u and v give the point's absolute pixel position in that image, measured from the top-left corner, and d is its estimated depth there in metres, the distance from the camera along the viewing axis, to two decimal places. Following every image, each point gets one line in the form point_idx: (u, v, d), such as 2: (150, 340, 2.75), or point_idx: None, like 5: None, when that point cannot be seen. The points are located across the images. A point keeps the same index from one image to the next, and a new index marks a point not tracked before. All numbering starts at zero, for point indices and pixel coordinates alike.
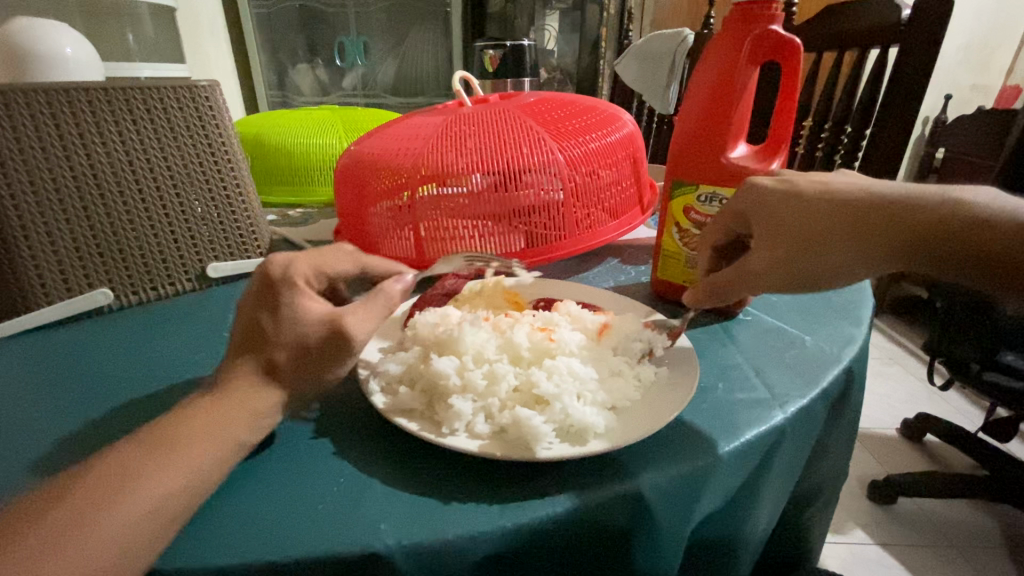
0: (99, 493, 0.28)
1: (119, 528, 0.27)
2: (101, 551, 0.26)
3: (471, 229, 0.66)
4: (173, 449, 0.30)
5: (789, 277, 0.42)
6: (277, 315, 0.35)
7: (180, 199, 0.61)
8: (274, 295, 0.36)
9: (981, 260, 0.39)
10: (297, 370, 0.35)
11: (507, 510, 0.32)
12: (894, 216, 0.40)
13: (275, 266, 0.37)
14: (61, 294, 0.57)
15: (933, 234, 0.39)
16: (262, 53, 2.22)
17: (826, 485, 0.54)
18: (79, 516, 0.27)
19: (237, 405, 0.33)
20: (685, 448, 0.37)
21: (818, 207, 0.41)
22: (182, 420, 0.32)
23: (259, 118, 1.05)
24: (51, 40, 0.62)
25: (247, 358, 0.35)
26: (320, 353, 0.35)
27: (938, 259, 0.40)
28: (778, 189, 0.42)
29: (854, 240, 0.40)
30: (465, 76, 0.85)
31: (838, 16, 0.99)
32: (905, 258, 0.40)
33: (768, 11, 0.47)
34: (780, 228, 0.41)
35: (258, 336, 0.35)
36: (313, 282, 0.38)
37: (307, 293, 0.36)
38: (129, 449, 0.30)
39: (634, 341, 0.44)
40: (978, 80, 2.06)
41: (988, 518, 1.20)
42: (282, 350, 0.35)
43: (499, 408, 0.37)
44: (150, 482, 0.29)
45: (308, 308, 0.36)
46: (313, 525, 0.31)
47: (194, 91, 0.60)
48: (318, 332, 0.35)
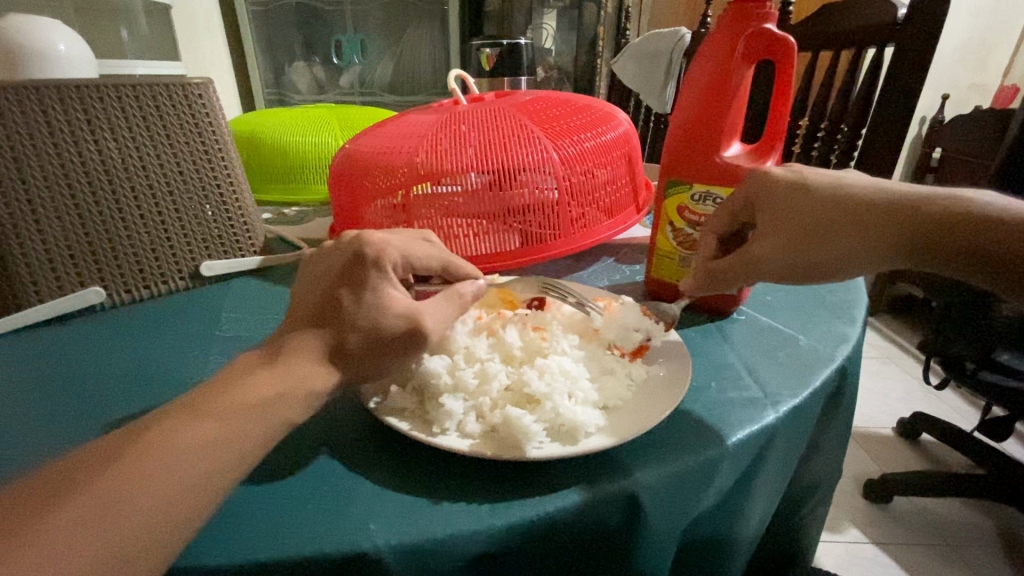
0: (133, 469, 0.27)
1: (149, 511, 0.26)
2: (137, 528, 0.26)
3: (465, 227, 0.66)
4: (214, 426, 0.29)
5: (793, 266, 0.42)
6: (360, 298, 0.35)
7: (173, 197, 0.61)
8: (362, 277, 0.36)
9: (989, 261, 0.39)
10: (360, 359, 0.35)
11: (498, 510, 0.32)
12: (902, 212, 0.40)
13: (371, 249, 0.37)
14: (52, 292, 0.57)
15: (941, 232, 0.39)
16: (259, 51, 2.22)
17: (819, 485, 0.54)
18: (113, 494, 0.26)
19: (295, 380, 0.32)
20: (678, 448, 0.37)
21: (826, 199, 0.41)
22: (227, 394, 0.31)
23: (255, 116, 1.05)
24: (44, 37, 0.61)
25: (320, 334, 0.34)
26: (390, 346, 0.35)
27: (947, 259, 0.40)
28: (788, 180, 0.43)
29: (861, 233, 0.40)
30: (462, 76, 0.84)
31: (834, 16, 0.99)
32: (913, 256, 0.40)
33: (762, 10, 0.47)
34: (787, 217, 0.42)
35: (335, 315, 0.35)
36: (398, 269, 0.38)
37: (394, 283, 0.37)
38: (169, 421, 0.29)
39: (634, 331, 0.45)
40: (976, 80, 2.06)
41: (982, 517, 1.21)
42: (354, 333, 0.34)
43: (490, 407, 0.37)
44: (187, 463, 0.28)
45: (392, 296, 0.36)
46: (302, 525, 0.31)
47: (187, 88, 0.59)
48: (396, 324, 0.35)
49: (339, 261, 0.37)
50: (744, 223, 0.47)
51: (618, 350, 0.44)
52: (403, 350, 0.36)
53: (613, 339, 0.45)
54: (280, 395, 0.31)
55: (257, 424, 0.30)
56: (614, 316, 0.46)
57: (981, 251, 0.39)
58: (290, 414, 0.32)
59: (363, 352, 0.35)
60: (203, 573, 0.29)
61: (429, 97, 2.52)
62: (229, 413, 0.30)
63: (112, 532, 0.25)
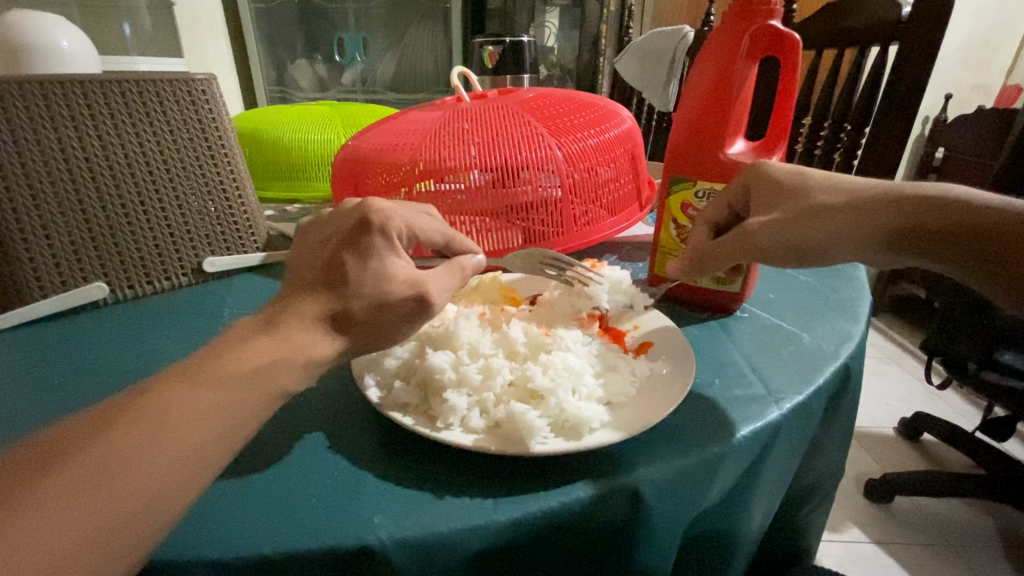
0: (123, 437, 0.26)
1: (142, 482, 0.26)
2: (131, 498, 0.25)
3: (470, 224, 0.66)
4: (205, 396, 0.29)
5: (780, 246, 0.43)
6: (365, 265, 0.36)
7: (176, 193, 0.61)
8: (369, 244, 0.36)
9: (987, 253, 0.37)
10: (363, 325, 0.35)
11: (501, 505, 0.32)
12: (893, 199, 0.40)
13: (376, 216, 0.38)
14: (55, 287, 0.57)
15: (933, 219, 0.39)
16: (262, 48, 2.22)
17: (822, 483, 0.54)
18: (98, 466, 0.25)
19: (292, 348, 0.32)
20: (682, 445, 0.36)
21: (821, 185, 0.43)
22: (220, 361, 0.31)
23: (258, 113, 1.05)
24: (48, 33, 0.61)
25: (323, 295, 0.35)
26: (395, 314, 0.36)
27: (939, 247, 0.39)
28: (785, 172, 0.44)
29: (850, 216, 0.41)
30: (464, 72, 0.82)
31: (839, 14, 0.98)
32: (902, 242, 0.40)
33: (767, 6, 0.46)
34: (779, 203, 0.43)
35: (339, 278, 0.35)
36: (401, 238, 0.40)
37: (398, 252, 0.38)
38: (159, 390, 0.29)
39: (619, 297, 0.50)
40: (978, 79, 2.06)
41: (983, 517, 1.20)
42: (362, 301, 0.35)
43: (494, 402, 0.37)
44: (179, 431, 0.27)
45: (397, 264, 0.37)
46: (306, 520, 0.31)
47: (191, 84, 0.59)
48: (401, 291, 0.36)
49: (344, 226, 0.38)
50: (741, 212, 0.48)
51: (620, 346, 0.45)
52: (408, 319, 0.36)
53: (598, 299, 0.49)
54: (275, 361, 0.31)
55: (250, 393, 0.30)
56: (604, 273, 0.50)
57: (975, 241, 0.38)
58: (283, 381, 0.31)
59: (371, 325, 0.35)
60: (208, 567, 0.29)
61: (431, 95, 2.51)
62: (220, 382, 0.29)
63: (102, 503, 0.25)
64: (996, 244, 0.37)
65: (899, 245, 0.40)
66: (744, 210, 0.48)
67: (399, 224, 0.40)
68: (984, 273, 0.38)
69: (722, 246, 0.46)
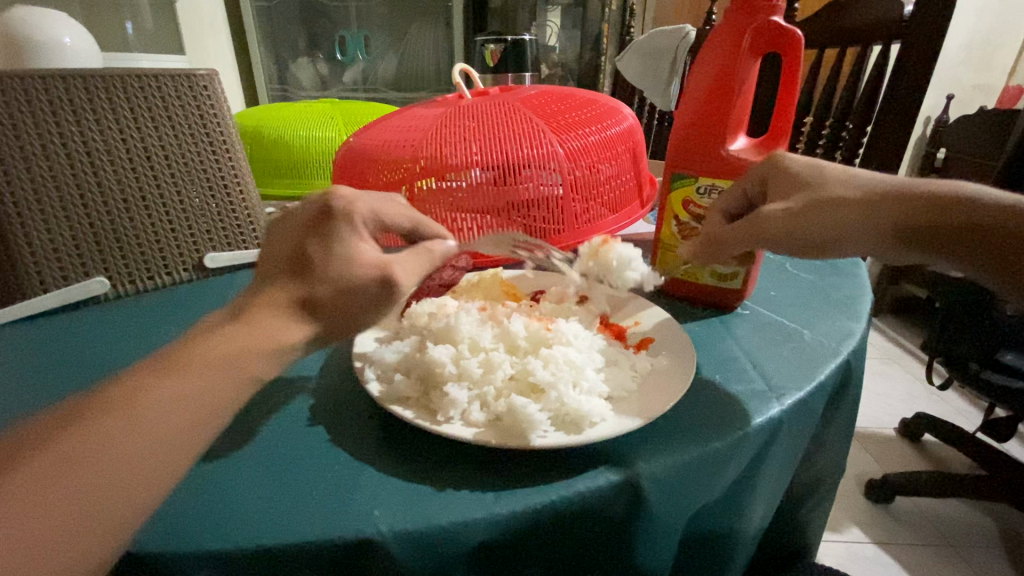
0: (97, 429, 0.26)
1: (119, 473, 0.26)
2: (110, 489, 0.25)
3: (470, 221, 0.66)
4: (173, 385, 0.28)
5: (797, 239, 0.42)
6: (329, 250, 0.35)
7: (178, 188, 0.61)
8: (335, 229, 0.36)
9: (1000, 253, 0.39)
10: (333, 310, 0.34)
11: (501, 498, 0.32)
12: (910, 196, 0.40)
13: (337, 204, 0.37)
14: (56, 283, 0.57)
15: (950, 218, 0.40)
16: (263, 47, 2.22)
17: (823, 480, 0.54)
18: (73, 457, 0.25)
19: (261, 333, 0.31)
20: (685, 438, 0.37)
21: (836, 178, 0.42)
22: (196, 351, 0.30)
23: (259, 111, 1.05)
24: (49, 29, 0.61)
25: (288, 284, 0.34)
26: (363, 298, 0.35)
27: (956, 245, 0.40)
28: (801, 164, 0.43)
29: (868, 213, 0.40)
30: (466, 69, 0.82)
31: (840, 12, 0.98)
32: (919, 240, 0.40)
33: (768, 3, 0.46)
34: (796, 195, 0.42)
35: (304, 264, 0.34)
36: (366, 225, 0.39)
37: (363, 238, 0.37)
38: (135, 380, 0.29)
39: (631, 271, 0.48)
40: (980, 79, 2.06)
41: (984, 517, 1.20)
42: (326, 285, 0.34)
43: (494, 396, 0.36)
44: (155, 420, 0.27)
45: (362, 249, 0.36)
46: (308, 510, 0.31)
47: (192, 79, 0.60)
48: (368, 275, 0.35)
49: (305, 214, 0.37)
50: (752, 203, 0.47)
51: (621, 342, 0.45)
52: (378, 303, 0.36)
53: (604, 274, 0.48)
54: (248, 350, 0.31)
55: (223, 380, 0.30)
56: (613, 247, 0.48)
57: (991, 242, 0.40)
58: (255, 366, 0.31)
59: (339, 309, 0.34)
60: (207, 558, 0.29)
61: (432, 94, 2.51)
62: (192, 370, 0.29)
63: (72, 494, 0.25)
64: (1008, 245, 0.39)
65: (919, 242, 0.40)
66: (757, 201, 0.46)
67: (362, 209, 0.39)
68: (998, 270, 0.40)
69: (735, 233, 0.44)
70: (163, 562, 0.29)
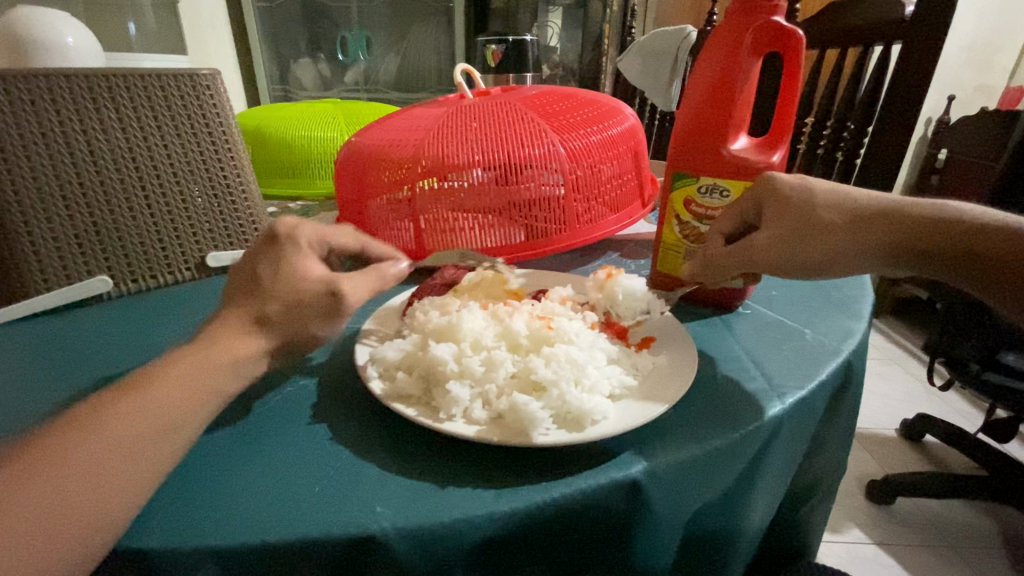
0: (86, 441, 0.28)
1: (108, 478, 0.28)
2: (99, 493, 0.28)
3: (472, 221, 0.66)
4: (150, 399, 0.31)
5: (800, 262, 0.44)
6: (277, 269, 0.37)
7: (180, 187, 0.61)
8: (282, 251, 0.38)
9: (962, 260, 0.45)
10: (284, 324, 0.37)
11: (503, 495, 0.32)
12: (895, 216, 0.44)
13: (282, 226, 0.40)
14: (60, 282, 0.57)
15: (925, 233, 0.44)
16: (265, 47, 2.23)
17: (823, 480, 0.54)
18: (62, 466, 0.27)
19: (221, 350, 0.34)
20: (687, 434, 0.37)
21: (828, 202, 0.43)
22: (173, 364, 0.33)
23: (261, 110, 1.05)
24: (52, 29, 0.61)
25: (242, 306, 0.36)
26: (312, 310, 0.37)
27: (928, 256, 0.44)
28: (794, 184, 0.44)
29: (859, 234, 0.43)
30: (467, 69, 0.81)
31: (842, 13, 0.98)
32: (901, 255, 0.44)
33: (769, 2, 0.47)
34: (795, 219, 0.43)
35: (255, 286, 0.37)
36: (315, 246, 0.41)
37: (311, 256, 0.39)
38: (116, 395, 0.31)
39: (633, 315, 0.47)
40: (982, 80, 2.05)
41: (985, 518, 1.20)
42: (273, 302, 0.36)
43: (496, 394, 0.37)
44: (139, 428, 0.30)
45: (309, 266, 0.38)
46: (310, 507, 0.31)
47: (195, 79, 0.60)
48: (315, 288, 0.37)
49: (256, 242, 0.40)
50: (746, 223, 0.47)
51: (624, 342, 0.45)
52: (328, 315, 0.37)
53: (607, 307, 0.47)
54: (219, 363, 0.34)
55: (201, 389, 0.32)
56: (620, 283, 0.48)
57: (955, 250, 0.44)
58: (223, 377, 0.34)
59: (289, 321, 0.37)
60: (209, 554, 0.29)
61: (433, 94, 2.52)
62: (173, 382, 0.32)
63: (62, 501, 0.27)
64: (968, 253, 0.44)
65: (900, 257, 0.44)
66: (752, 222, 0.47)
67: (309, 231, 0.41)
68: (956, 273, 0.45)
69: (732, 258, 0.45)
70: (164, 557, 0.29)
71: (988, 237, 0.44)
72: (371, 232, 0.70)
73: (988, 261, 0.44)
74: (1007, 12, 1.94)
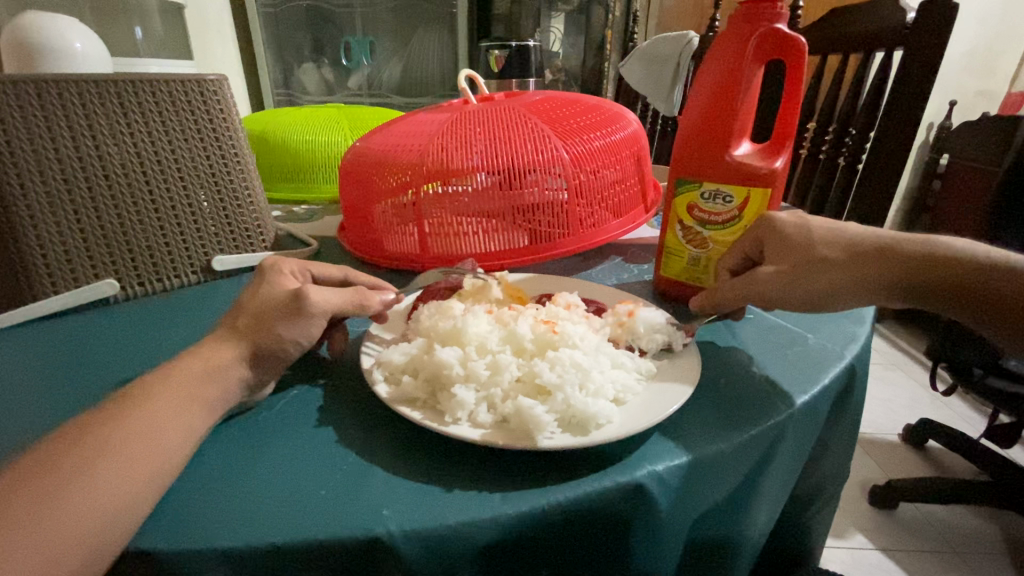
0: (100, 443, 0.30)
1: (121, 475, 0.29)
2: (115, 490, 0.29)
3: (476, 226, 0.66)
4: (155, 403, 0.33)
5: (805, 297, 0.45)
6: (257, 289, 0.43)
7: (187, 191, 0.62)
8: (265, 277, 0.44)
9: (963, 295, 0.46)
10: (251, 330, 0.39)
11: (509, 498, 0.32)
12: (897, 252, 0.45)
13: (269, 262, 0.47)
14: (67, 285, 0.58)
15: (924, 267, 0.45)
16: (270, 53, 2.25)
17: (826, 485, 0.54)
18: (78, 466, 0.28)
19: (199, 362, 0.36)
20: (692, 438, 0.37)
21: (827, 239, 0.45)
22: (172, 373, 0.35)
23: (267, 114, 1.06)
24: (61, 35, 0.62)
25: (227, 320, 0.41)
26: (275, 312, 0.40)
27: (930, 291, 0.46)
28: (793, 221, 0.46)
29: (859, 269, 0.44)
30: (471, 76, 0.81)
31: (845, 19, 0.99)
32: (902, 290, 0.45)
33: (773, 10, 0.47)
34: (798, 255, 0.45)
35: (237, 304, 0.42)
36: (297, 275, 0.47)
37: (289, 278, 0.45)
38: (120, 403, 0.33)
39: (657, 336, 0.44)
40: (983, 85, 2.06)
41: (988, 524, 1.20)
42: (246, 313, 0.40)
43: (501, 398, 0.37)
44: (148, 429, 0.31)
45: (282, 283, 0.44)
46: (315, 510, 0.31)
47: (202, 85, 0.61)
48: (279, 296, 0.42)
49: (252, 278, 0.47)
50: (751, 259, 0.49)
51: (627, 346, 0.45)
52: (290, 314, 0.40)
53: (630, 340, 0.44)
54: (215, 368, 0.36)
55: (203, 391, 0.35)
56: (638, 314, 0.45)
57: (956, 285, 0.46)
58: (219, 384, 0.36)
59: (252, 322, 0.40)
60: (216, 555, 0.29)
61: (437, 99, 2.53)
62: (174, 389, 0.34)
63: (81, 501, 0.28)
64: (969, 289, 0.46)
65: (902, 293, 0.45)
66: (756, 257, 0.48)
67: (295, 264, 0.48)
68: (960, 308, 0.46)
69: (737, 291, 0.46)
70: (172, 558, 0.29)
71: (988, 272, 0.46)
72: (376, 238, 0.71)
73: (991, 296, 0.45)
74: (1008, 19, 1.95)
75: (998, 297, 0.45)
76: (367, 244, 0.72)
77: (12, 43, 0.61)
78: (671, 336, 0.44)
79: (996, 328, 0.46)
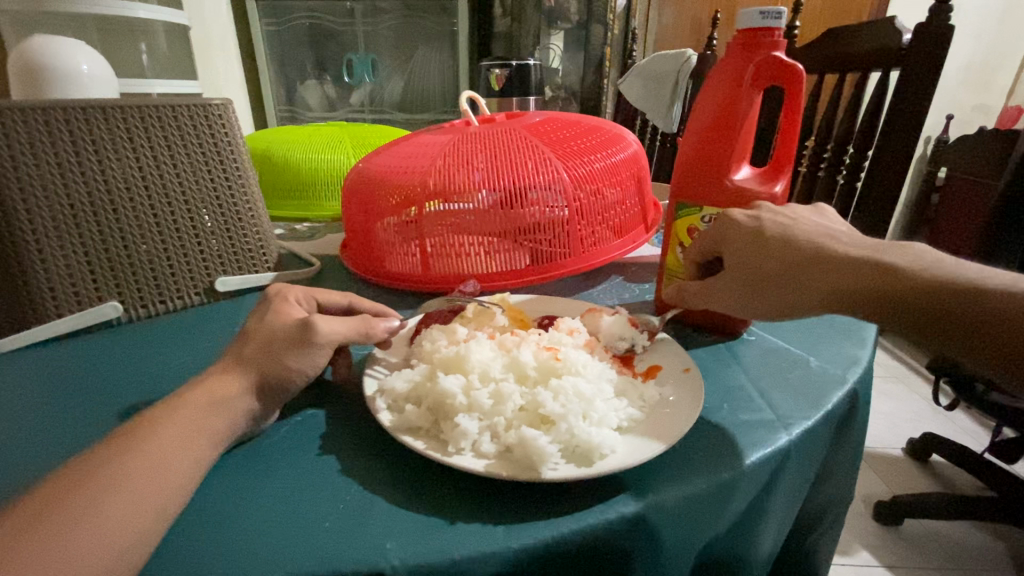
0: (110, 475, 0.30)
1: (130, 507, 0.29)
2: (126, 524, 0.29)
3: (477, 245, 0.66)
4: (163, 431, 0.33)
5: (746, 307, 0.45)
6: (264, 317, 0.43)
7: (191, 212, 0.62)
8: (271, 304, 0.45)
9: (937, 322, 0.38)
10: (254, 360, 0.39)
11: (512, 531, 0.32)
12: (840, 265, 0.41)
13: (276, 289, 0.47)
14: (72, 307, 0.58)
15: (872, 284, 0.40)
16: (273, 71, 2.27)
17: (831, 508, 0.54)
18: (89, 500, 0.28)
19: (205, 392, 0.36)
20: (697, 467, 0.37)
21: (773, 249, 0.43)
22: (179, 404, 0.35)
23: (269, 133, 1.07)
24: (66, 58, 0.63)
25: (231, 351, 0.41)
26: (283, 343, 0.40)
27: (887, 314, 0.39)
28: (748, 230, 0.44)
29: (797, 282, 0.42)
30: (472, 96, 0.80)
31: (840, 40, 1.00)
32: (846, 305, 0.40)
33: (769, 38, 0.47)
34: (744, 265, 0.44)
35: (244, 332, 0.42)
36: (302, 303, 0.47)
37: (294, 305, 0.45)
38: (130, 433, 0.33)
39: (619, 340, 0.48)
40: (979, 99, 2.07)
41: (995, 541, 1.18)
42: (251, 343, 0.40)
43: (505, 427, 0.37)
44: (154, 459, 0.31)
45: (290, 311, 0.44)
46: (319, 542, 0.31)
47: (207, 109, 0.61)
48: (285, 326, 0.42)
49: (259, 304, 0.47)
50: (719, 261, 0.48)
51: (630, 370, 0.45)
52: (297, 344, 0.40)
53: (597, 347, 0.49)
54: (221, 399, 0.36)
55: (211, 420, 0.35)
56: (602, 326, 0.49)
57: (919, 312, 0.39)
58: (227, 414, 0.36)
59: (258, 351, 0.40)
60: None
61: (437, 116, 2.54)
62: (182, 420, 0.34)
63: (93, 531, 0.28)
64: (946, 315, 0.38)
65: (839, 312, 0.41)
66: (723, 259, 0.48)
67: (301, 292, 0.48)
68: (936, 339, 0.38)
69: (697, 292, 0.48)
70: None
71: (964, 297, 0.38)
72: (379, 257, 0.71)
73: (970, 322, 0.37)
74: (1004, 35, 1.96)
75: (965, 322, 0.37)
76: (369, 263, 0.73)
77: (19, 67, 0.61)
78: (632, 340, 0.48)
79: (975, 359, 0.37)
